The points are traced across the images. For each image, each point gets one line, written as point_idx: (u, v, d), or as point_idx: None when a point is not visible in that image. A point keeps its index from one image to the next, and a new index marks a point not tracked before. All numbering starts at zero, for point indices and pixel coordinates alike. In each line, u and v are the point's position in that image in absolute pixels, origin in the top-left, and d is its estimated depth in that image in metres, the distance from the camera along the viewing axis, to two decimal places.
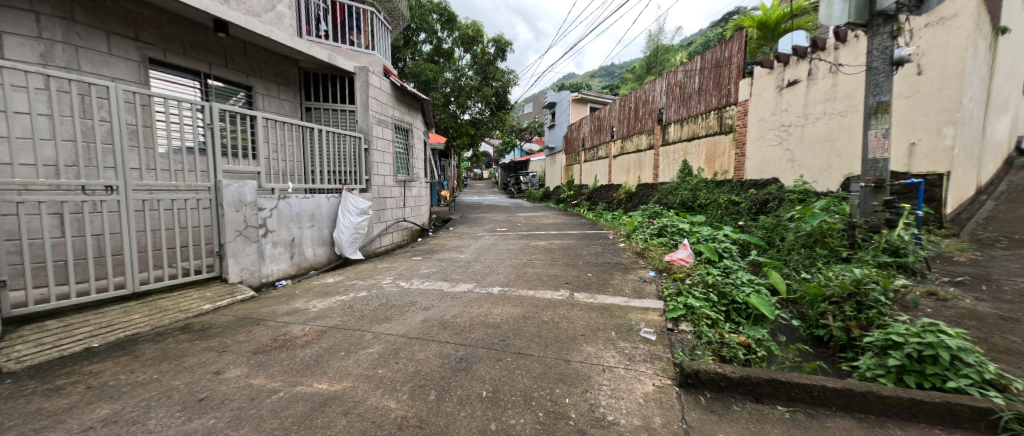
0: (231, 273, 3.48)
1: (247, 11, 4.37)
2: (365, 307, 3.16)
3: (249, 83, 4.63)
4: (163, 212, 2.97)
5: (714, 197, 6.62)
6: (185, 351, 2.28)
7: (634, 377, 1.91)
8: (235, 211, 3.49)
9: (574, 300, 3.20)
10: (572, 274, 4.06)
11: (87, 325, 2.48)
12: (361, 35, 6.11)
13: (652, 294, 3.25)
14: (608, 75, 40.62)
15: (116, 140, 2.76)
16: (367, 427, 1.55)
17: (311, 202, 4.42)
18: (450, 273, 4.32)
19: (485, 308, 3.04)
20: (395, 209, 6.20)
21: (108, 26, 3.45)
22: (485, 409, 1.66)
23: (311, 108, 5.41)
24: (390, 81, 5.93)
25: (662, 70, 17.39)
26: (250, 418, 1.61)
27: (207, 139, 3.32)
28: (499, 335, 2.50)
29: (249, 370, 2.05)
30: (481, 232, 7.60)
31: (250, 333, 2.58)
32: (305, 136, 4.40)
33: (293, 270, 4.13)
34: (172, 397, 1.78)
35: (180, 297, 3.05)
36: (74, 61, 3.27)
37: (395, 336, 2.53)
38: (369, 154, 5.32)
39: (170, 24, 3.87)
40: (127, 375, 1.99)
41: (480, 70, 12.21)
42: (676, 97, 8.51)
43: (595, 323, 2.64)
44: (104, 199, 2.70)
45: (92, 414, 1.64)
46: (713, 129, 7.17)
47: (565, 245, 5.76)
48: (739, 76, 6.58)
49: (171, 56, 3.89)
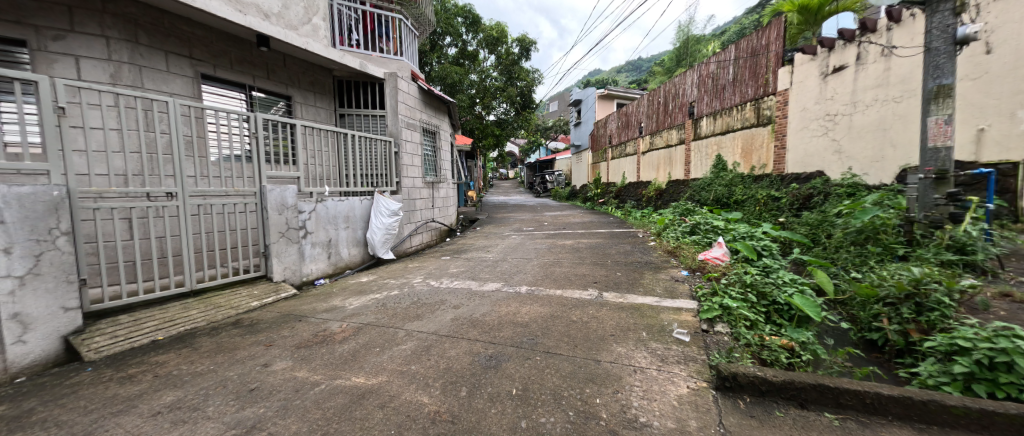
0: (276, 272, 3.70)
1: (286, 25, 4.62)
2: (397, 305, 3.26)
3: (289, 93, 4.92)
4: (215, 216, 3.20)
5: (751, 193, 6.28)
6: (237, 345, 2.45)
7: (667, 379, 1.86)
8: (278, 215, 3.69)
9: (603, 299, 3.15)
10: (600, 274, 4.01)
11: (152, 319, 2.70)
12: (390, 42, 6.29)
13: (685, 294, 3.13)
14: (636, 68, 39.62)
15: (174, 150, 3.00)
16: (402, 420, 1.61)
17: (346, 204, 4.63)
18: (478, 272, 4.38)
19: (513, 307, 3.07)
20: (424, 210, 6.37)
21: (166, 47, 3.75)
22: (516, 407, 1.68)
23: (344, 115, 5.67)
24: (418, 85, 6.10)
25: (692, 61, 16.84)
26: (295, 409, 1.72)
27: (252, 147, 3.54)
28: (528, 334, 2.51)
29: (293, 363, 2.18)
30: (508, 232, 7.66)
31: (293, 329, 2.74)
32: (339, 142, 4.59)
33: (330, 270, 4.36)
34: (227, 387, 1.93)
35: (231, 294, 3.28)
36: (137, 79, 3.58)
37: (427, 334, 2.60)
38: (398, 157, 5.51)
39: (219, 42, 4.17)
40: (187, 365, 2.17)
41: (504, 71, 12.36)
42: (707, 90, 8.18)
43: (625, 323, 2.60)
44: (165, 205, 2.94)
45: (159, 400, 1.80)
46: (750, 121, 6.83)
47: (593, 245, 5.69)
48: (777, 64, 6.22)
49: (220, 71, 4.20)
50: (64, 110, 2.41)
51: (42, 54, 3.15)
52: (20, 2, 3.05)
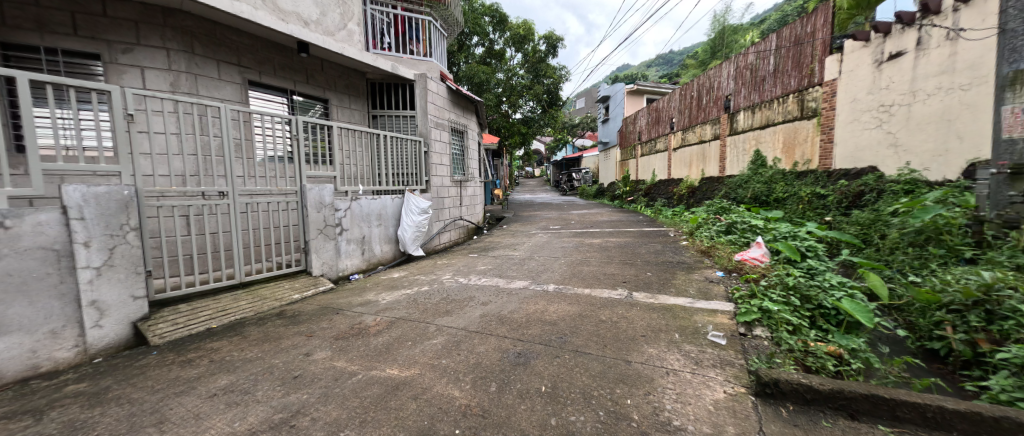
0: (315, 267, 3.90)
1: (323, 31, 4.84)
2: (428, 301, 3.35)
3: (326, 97, 5.16)
4: (261, 214, 3.41)
5: (793, 190, 5.93)
6: (281, 334, 2.61)
7: (702, 382, 1.80)
8: (316, 212, 3.88)
9: (632, 299, 3.09)
10: (629, 273, 3.93)
11: (208, 308, 2.93)
12: (420, 43, 6.44)
13: (720, 296, 3.01)
14: (668, 62, 38.33)
15: (225, 152, 3.22)
16: (434, 411, 1.66)
17: (379, 202, 4.79)
18: (506, 270, 4.41)
19: (541, 305, 3.08)
20: (452, 208, 6.50)
21: (218, 56, 4.03)
22: (545, 404, 1.69)
23: (377, 116, 5.88)
24: (447, 85, 6.22)
25: (729, 52, 16.08)
26: (336, 396, 1.81)
27: (293, 149, 3.73)
28: (556, 333, 2.50)
29: (332, 353, 2.30)
30: (535, 230, 7.66)
31: (331, 321, 2.88)
32: (372, 142, 4.75)
33: (364, 265, 4.54)
34: (273, 373, 2.06)
35: (275, 287, 3.50)
36: (193, 86, 3.86)
37: (456, 329, 2.66)
38: (428, 156, 5.64)
39: (265, 49, 4.43)
40: (238, 352, 2.34)
41: (531, 68, 12.33)
42: (745, 82, 7.79)
43: (656, 324, 2.54)
44: (218, 204, 3.17)
45: (214, 383, 1.95)
46: (793, 114, 6.44)
47: (622, 243, 5.58)
48: (824, 53, 5.83)
49: (265, 77, 4.45)
50: (132, 117, 2.64)
51: (113, 66, 3.49)
52: (96, 19, 3.39)
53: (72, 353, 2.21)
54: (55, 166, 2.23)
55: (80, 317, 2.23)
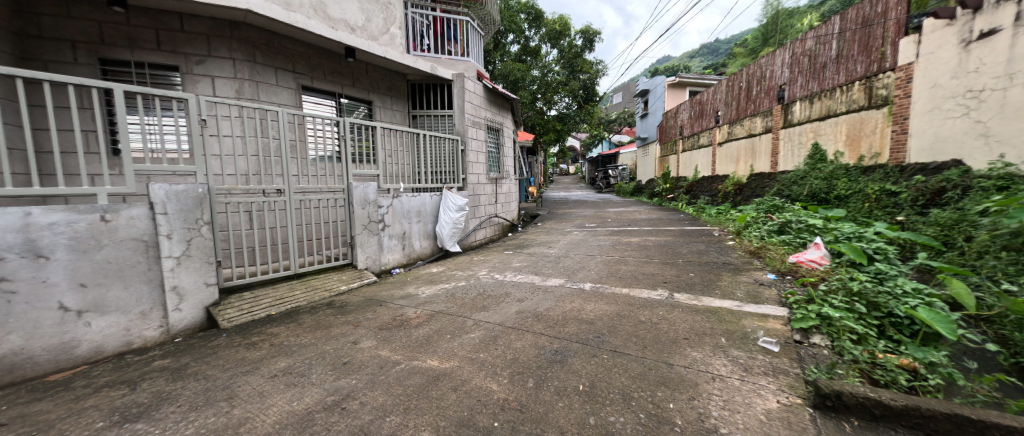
0: (360, 260, 4.13)
1: (368, 36, 5.08)
2: (465, 296, 3.44)
3: (370, 98, 5.41)
4: (312, 210, 3.65)
5: (857, 187, 5.42)
6: (331, 323, 2.80)
7: (751, 390, 1.70)
8: (362, 209, 4.10)
9: (674, 301, 2.98)
10: (670, 273, 3.78)
11: (267, 296, 3.19)
12: (457, 44, 6.57)
13: (772, 300, 2.82)
14: (713, 52, 36.26)
15: (282, 153, 3.48)
16: (473, 403, 1.71)
17: (418, 200, 4.96)
18: (542, 267, 4.41)
19: (578, 304, 3.05)
20: (488, 205, 6.59)
21: (276, 63, 4.34)
22: (583, 403, 1.67)
23: (417, 116, 6.07)
24: (483, 84, 6.30)
25: (783, 38, 14.94)
26: (381, 383, 1.91)
27: (341, 149, 3.96)
28: (593, 332, 2.47)
29: (377, 343, 2.42)
30: (570, 228, 7.58)
31: (375, 312, 3.04)
32: (412, 141, 4.92)
33: (404, 260, 4.73)
34: (325, 358, 2.21)
35: (325, 278, 3.74)
36: (255, 93, 4.19)
37: (493, 324, 2.70)
38: (465, 155, 5.76)
39: (316, 56, 4.72)
40: (295, 337, 2.54)
41: (567, 64, 12.15)
42: (802, 70, 7.20)
43: (700, 327, 2.43)
44: (276, 200, 3.43)
45: (275, 365, 2.13)
46: (858, 103, 5.86)
47: (662, 242, 5.38)
48: (899, 34, 5.25)
49: (316, 82, 4.75)
50: (205, 122, 2.92)
51: (189, 76, 3.88)
52: (175, 35, 3.78)
53: (158, 332, 2.50)
54: (144, 167, 2.52)
55: (163, 300, 2.52)
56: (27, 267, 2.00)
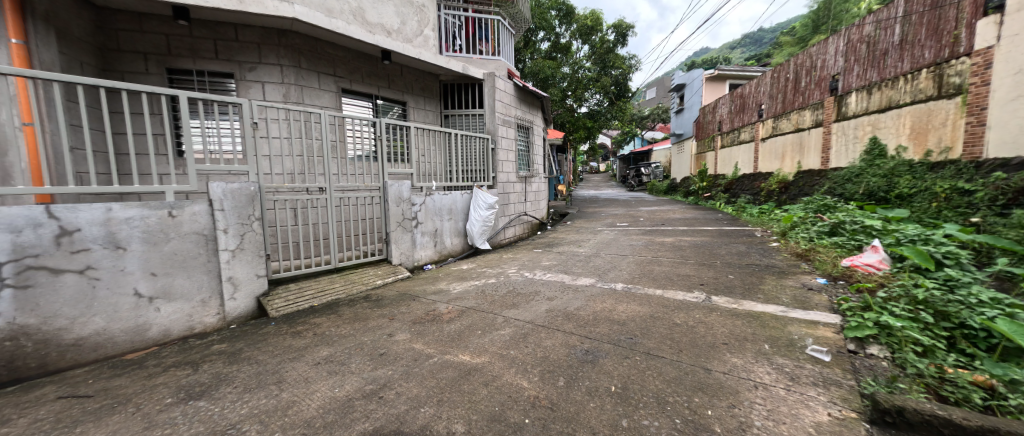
0: (395, 256, 4.28)
1: (403, 39, 5.24)
2: (495, 293, 3.47)
3: (404, 99, 5.58)
4: (351, 207, 3.82)
5: (923, 185, 4.93)
6: (369, 315, 2.92)
7: (798, 401, 1.60)
8: (396, 206, 4.25)
9: (711, 303, 2.85)
10: (707, 275, 3.63)
11: (311, 288, 3.38)
12: (488, 43, 6.63)
13: (822, 306, 2.63)
14: (757, 43, 34.24)
15: (324, 153, 3.67)
16: (505, 399, 1.72)
17: (450, 198, 5.07)
18: (571, 266, 4.37)
19: (609, 304, 2.99)
20: (517, 204, 6.61)
21: (319, 68, 4.57)
22: (616, 405, 1.64)
23: (449, 115, 6.19)
24: (514, 82, 6.33)
25: (837, 25, 13.85)
26: (416, 375, 1.98)
27: (377, 149, 4.11)
28: (625, 333, 2.42)
29: (411, 336, 2.51)
30: (600, 227, 7.45)
31: (409, 306, 3.14)
32: (445, 141, 5.03)
33: (436, 256, 4.86)
34: (363, 349, 2.32)
35: (363, 272, 3.92)
36: (300, 96, 4.44)
37: (523, 322, 2.71)
38: (495, 153, 5.82)
39: (355, 60, 4.92)
40: (335, 328, 2.68)
41: (599, 60, 11.91)
42: (859, 58, 6.65)
43: (740, 332, 2.31)
44: (319, 198, 3.63)
45: (318, 353, 2.26)
46: (925, 93, 5.34)
47: (698, 243, 5.16)
48: (975, 15, 4.74)
49: (355, 85, 4.96)
50: (256, 124, 3.14)
51: (242, 83, 4.17)
52: (230, 45, 4.08)
53: (215, 319, 2.72)
54: (205, 167, 2.75)
55: (220, 289, 2.74)
56: (108, 257, 2.24)
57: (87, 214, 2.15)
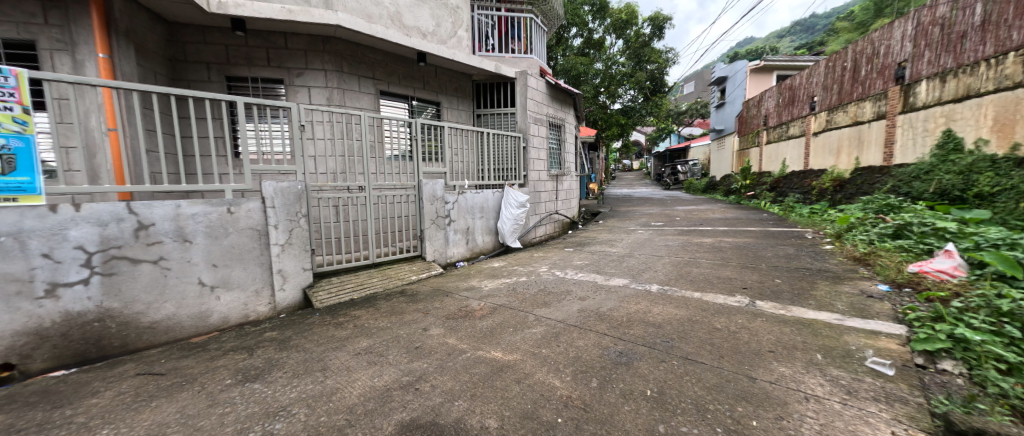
0: (429, 253, 4.40)
1: (438, 41, 5.36)
2: (526, 291, 3.48)
3: (438, 100, 5.73)
4: (388, 205, 3.96)
5: (1009, 183, 4.38)
6: (404, 310, 3.03)
7: (856, 417, 1.47)
8: (430, 204, 4.37)
9: (755, 308, 2.70)
10: (751, 278, 3.43)
11: (351, 282, 3.56)
12: (521, 42, 6.65)
13: (883, 315, 2.41)
14: (809, 30, 31.82)
15: (363, 153, 3.82)
16: (537, 397, 1.73)
17: (482, 196, 5.13)
18: (604, 266, 4.29)
19: (643, 306, 2.91)
20: (548, 202, 6.59)
21: (359, 71, 4.77)
22: (652, 409, 1.60)
23: (481, 115, 6.27)
24: (546, 80, 6.30)
25: (905, 8, 12.57)
26: (450, 369, 2.03)
27: (413, 148, 4.23)
28: (661, 336, 2.34)
29: (445, 331, 2.57)
30: (634, 226, 7.25)
31: (442, 302, 3.22)
32: (477, 140, 5.08)
33: (468, 254, 4.94)
34: (400, 341, 2.40)
35: (399, 268, 4.06)
36: (342, 99, 4.66)
37: (555, 321, 2.70)
38: (526, 151, 5.82)
39: (392, 63, 5.10)
40: (373, 320, 2.80)
41: (633, 54, 11.60)
42: (930, 42, 6.02)
43: (788, 340, 2.17)
44: (358, 196, 3.79)
45: (357, 344, 2.37)
46: (1012, 79, 4.73)
47: (740, 244, 4.89)
48: None
49: (392, 87, 5.13)
50: (302, 127, 3.32)
51: (290, 88, 4.45)
52: (281, 52, 4.37)
53: (267, 308, 2.93)
54: (258, 167, 2.95)
55: (271, 281, 2.95)
56: (178, 249, 2.47)
57: (160, 209, 2.39)
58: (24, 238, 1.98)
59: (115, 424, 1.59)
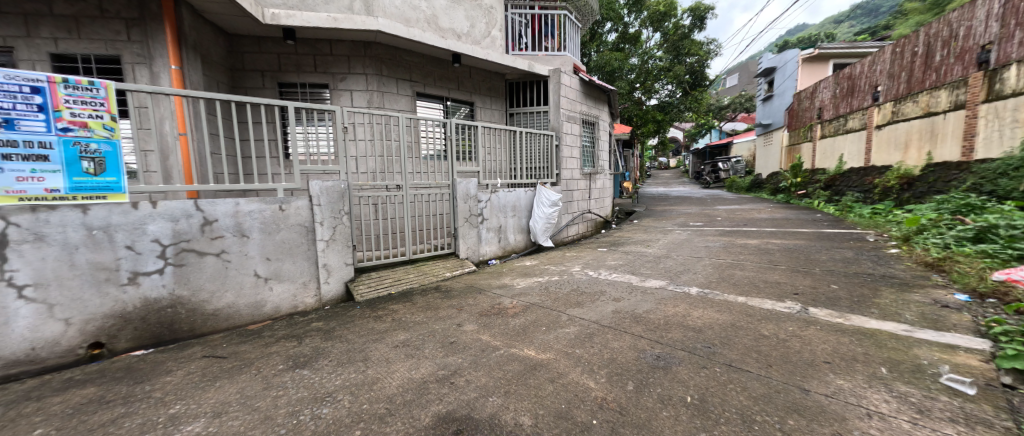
0: (462, 251, 4.48)
1: (472, 41, 5.44)
2: (559, 290, 3.45)
3: (472, 100, 5.81)
4: (423, 204, 4.07)
5: None
6: (439, 305, 3.11)
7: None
8: (464, 203, 4.45)
9: (807, 315, 2.52)
10: (802, 283, 3.20)
11: (389, 277, 3.70)
12: (554, 39, 6.52)
13: (962, 327, 2.16)
14: (872, 14, 29.03)
15: (401, 153, 3.95)
16: (571, 397, 1.71)
17: (514, 195, 5.15)
18: (639, 267, 4.17)
19: (682, 309, 2.80)
20: (581, 201, 6.50)
21: (397, 74, 4.94)
22: (693, 417, 1.53)
23: (514, 114, 6.29)
24: (579, 77, 6.20)
25: None
26: (483, 365, 2.06)
27: (447, 148, 4.32)
28: (702, 341, 2.24)
29: (478, 327, 2.61)
30: (671, 226, 6.98)
31: (476, 299, 3.26)
32: (510, 138, 5.09)
33: (500, 252, 4.98)
34: (435, 336, 2.47)
35: (433, 265, 4.17)
36: (381, 102, 4.85)
37: (588, 322, 2.66)
38: (559, 150, 5.76)
39: (428, 65, 5.24)
40: (410, 315, 2.90)
41: (672, 47, 11.22)
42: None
43: (847, 351, 2.00)
44: (396, 195, 3.93)
45: (395, 337, 2.46)
46: None
47: (790, 247, 4.57)
48: None
49: (428, 88, 5.27)
50: (345, 129, 3.49)
51: (334, 92, 4.69)
52: (326, 59, 4.62)
53: (313, 300, 3.11)
54: (306, 167, 3.14)
55: (317, 274, 3.13)
56: (237, 244, 2.68)
57: (222, 207, 2.61)
58: (112, 231, 2.23)
59: (186, 400, 1.76)
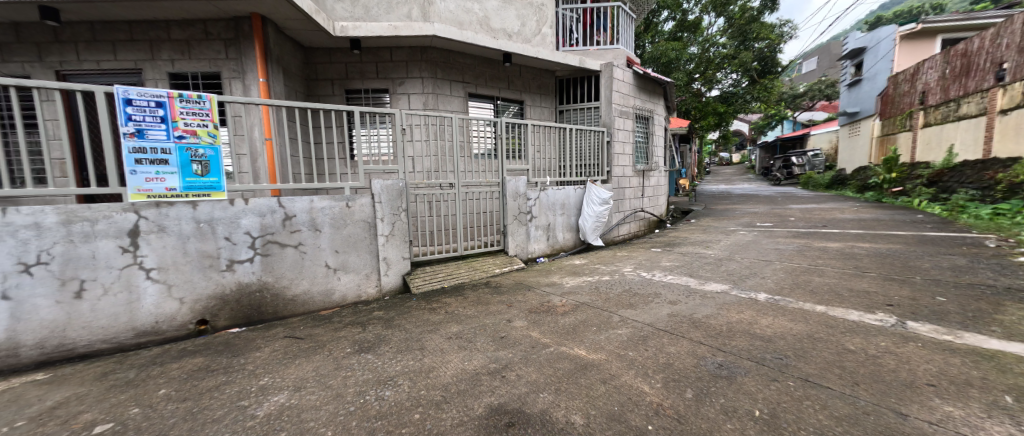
0: (511, 248, 4.55)
1: (522, 40, 5.47)
2: (610, 291, 3.36)
3: (522, 98, 5.84)
4: (474, 201, 4.18)
5: None
6: (490, 301, 3.18)
7: None
8: (513, 201, 4.49)
9: (903, 330, 2.20)
10: (897, 293, 2.79)
11: (442, 271, 3.86)
12: (606, 33, 6.34)
13: None
14: None
15: (454, 153, 4.08)
16: (624, 400, 1.66)
17: (563, 193, 5.10)
18: (698, 269, 3.92)
19: (748, 315, 2.58)
20: (633, 199, 6.25)
21: (451, 76, 5.12)
22: (761, 432, 1.41)
23: (564, 111, 6.22)
24: (633, 70, 5.95)
25: None
26: (534, 361, 2.08)
27: (497, 147, 4.39)
28: (772, 351, 2.06)
29: (528, 324, 2.63)
30: (734, 227, 6.45)
31: (525, 296, 3.29)
32: (560, 136, 5.05)
33: (549, 250, 4.97)
34: (486, 330, 2.54)
35: (483, 261, 4.27)
36: (435, 103, 5.06)
37: (642, 324, 2.56)
38: (610, 146, 5.60)
39: (480, 65, 5.36)
40: (462, 308, 3.00)
41: (737, 32, 10.40)
42: None
43: (958, 373, 1.71)
44: (448, 193, 4.08)
45: (449, 329, 2.56)
46: None
47: (882, 251, 4.00)
48: None
49: (479, 88, 5.40)
50: (403, 130, 3.69)
51: (394, 96, 4.99)
52: (387, 65, 4.93)
53: (374, 290, 3.34)
54: (369, 167, 3.37)
55: (378, 267, 3.36)
56: (311, 237, 2.97)
57: (300, 203, 2.90)
58: (215, 224, 2.58)
59: (272, 374, 1.99)
